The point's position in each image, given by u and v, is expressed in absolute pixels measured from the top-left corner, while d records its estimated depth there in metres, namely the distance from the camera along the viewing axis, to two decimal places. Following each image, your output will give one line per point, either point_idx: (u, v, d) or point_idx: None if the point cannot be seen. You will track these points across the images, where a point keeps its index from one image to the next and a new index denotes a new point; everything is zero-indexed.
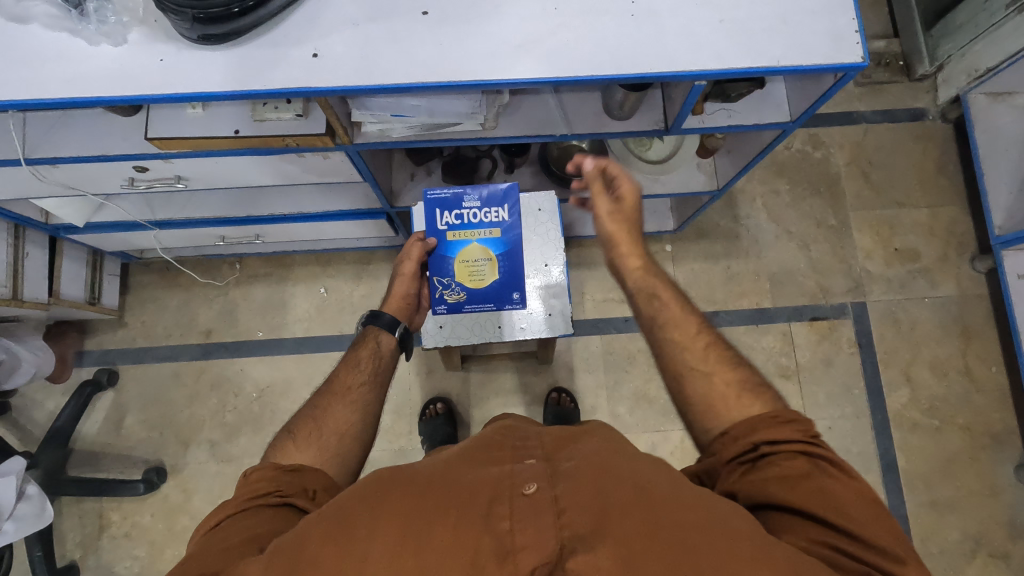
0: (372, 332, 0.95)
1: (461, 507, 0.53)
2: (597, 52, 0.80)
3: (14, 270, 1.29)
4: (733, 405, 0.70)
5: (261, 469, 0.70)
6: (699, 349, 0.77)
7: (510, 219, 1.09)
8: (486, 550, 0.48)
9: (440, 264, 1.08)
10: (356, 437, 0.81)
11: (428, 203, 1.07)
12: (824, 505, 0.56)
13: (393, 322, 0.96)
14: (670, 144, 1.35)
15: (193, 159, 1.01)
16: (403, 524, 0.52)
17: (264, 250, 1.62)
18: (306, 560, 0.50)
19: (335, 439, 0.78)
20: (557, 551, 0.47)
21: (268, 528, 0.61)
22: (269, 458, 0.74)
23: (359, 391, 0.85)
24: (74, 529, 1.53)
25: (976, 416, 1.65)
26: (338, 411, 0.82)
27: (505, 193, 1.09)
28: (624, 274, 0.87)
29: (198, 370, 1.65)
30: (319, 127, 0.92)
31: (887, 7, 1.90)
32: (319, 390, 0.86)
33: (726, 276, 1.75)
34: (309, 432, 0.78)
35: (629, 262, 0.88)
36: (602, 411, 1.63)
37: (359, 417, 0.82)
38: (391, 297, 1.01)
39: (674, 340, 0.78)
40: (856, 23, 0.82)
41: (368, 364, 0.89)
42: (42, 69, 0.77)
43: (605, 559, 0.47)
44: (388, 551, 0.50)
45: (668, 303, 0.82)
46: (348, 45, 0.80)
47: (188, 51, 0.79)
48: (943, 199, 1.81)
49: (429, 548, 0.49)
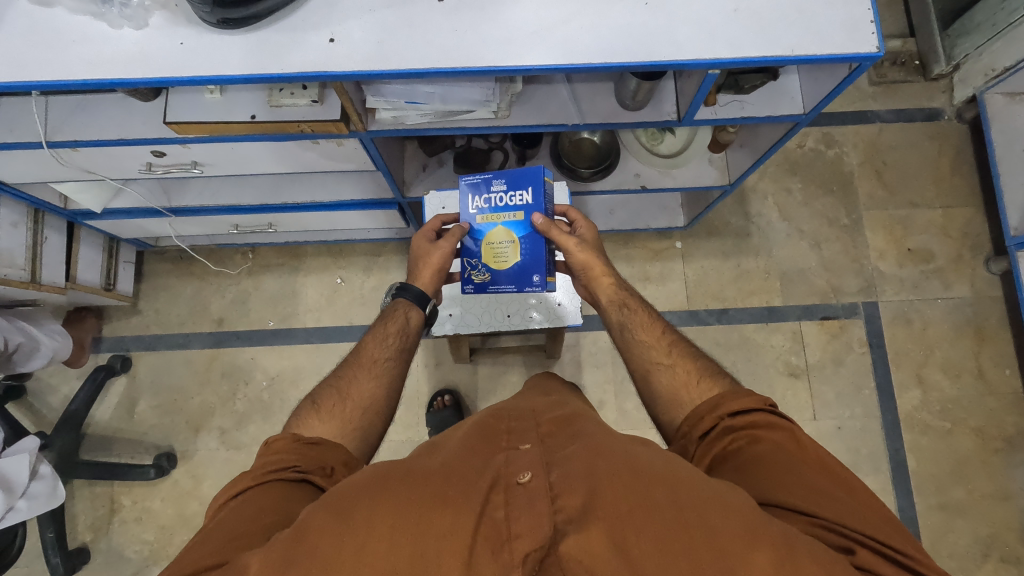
0: (402, 305, 0.97)
1: (458, 496, 0.52)
2: (612, 41, 0.81)
3: (34, 254, 1.31)
4: (693, 391, 0.79)
5: (282, 439, 0.71)
6: (663, 348, 0.87)
7: (535, 201, 1.01)
8: (482, 542, 0.48)
9: (472, 246, 1.07)
10: (377, 411, 0.83)
11: (462, 189, 1.05)
12: (824, 497, 0.56)
13: (421, 297, 0.99)
14: (682, 138, 1.33)
15: (211, 144, 1.02)
16: (401, 509, 0.51)
17: (277, 240, 1.64)
18: (305, 547, 0.49)
19: (357, 413, 0.81)
20: (550, 537, 0.48)
21: (287, 502, 0.62)
22: (293, 428, 0.77)
23: (384, 365, 0.87)
24: (86, 512, 1.55)
25: (989, 419, 1.63)
26: (363, 383, 0.84)
27: (530, 173, 1.01)
28: (600, 295, 0.98)
29: (210, 358, 1.67)
30: (335, 113, 0.93)
31: (903, 6, 1.89)
32: (344, 363, 0.89)
33: (736, 273, 1.75)
34: (334, 404, 0.81)
35: (601, 283, 0.98)
36: (610, 407, 1.63)
37: (382, 391, 0.85)
38: (423, 270, 1.01)
39: (642, 340, 0.89)
40: (872, 13, 0.82)
41: (396, 339, 0.91)
42: (65, 52, 0.78)
43: (598, 544, 0.47)
44: (386, 536, 0.48)
45: (636, 310, 0.93)
46: (365, 31, 0.80)
47: (208, 35, 0.80)
48: (957, 200, 1.79)
49: (428, 534, 0.48)
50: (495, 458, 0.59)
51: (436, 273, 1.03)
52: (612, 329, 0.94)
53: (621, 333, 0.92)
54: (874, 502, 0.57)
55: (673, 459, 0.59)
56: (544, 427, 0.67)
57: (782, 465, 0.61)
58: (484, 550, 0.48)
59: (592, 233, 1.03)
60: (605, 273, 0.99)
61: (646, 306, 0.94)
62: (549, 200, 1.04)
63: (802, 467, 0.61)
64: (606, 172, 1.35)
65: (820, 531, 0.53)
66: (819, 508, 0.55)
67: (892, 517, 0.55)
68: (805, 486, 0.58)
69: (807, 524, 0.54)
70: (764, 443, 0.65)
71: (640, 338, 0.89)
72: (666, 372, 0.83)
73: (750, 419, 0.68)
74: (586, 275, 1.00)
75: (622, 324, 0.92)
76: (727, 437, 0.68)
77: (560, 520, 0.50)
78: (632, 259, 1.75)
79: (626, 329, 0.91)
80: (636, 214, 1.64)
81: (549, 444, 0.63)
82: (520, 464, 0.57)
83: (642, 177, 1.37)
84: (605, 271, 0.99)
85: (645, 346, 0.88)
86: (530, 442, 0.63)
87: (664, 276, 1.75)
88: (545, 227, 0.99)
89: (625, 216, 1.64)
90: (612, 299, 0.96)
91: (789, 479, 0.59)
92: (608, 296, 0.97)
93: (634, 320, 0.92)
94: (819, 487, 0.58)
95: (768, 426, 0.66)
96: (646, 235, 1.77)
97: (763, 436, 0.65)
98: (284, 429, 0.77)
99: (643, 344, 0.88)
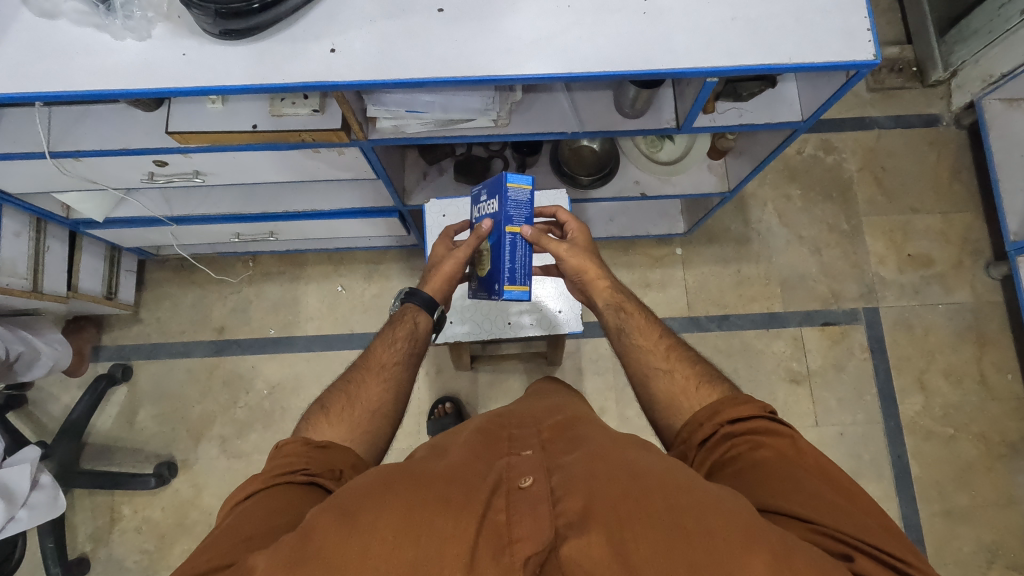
0: (410, 310, 0.96)
1: (460, 500, 0.52)
2: (610, 49, 0.81)
3: (36, 264, 1.31)
4: (692, 396, 0.79)
5: (292, 443, 0.71)
6: (662, 352, 0.87)
7: (497, 208, 0.98)
8: (484, 545, 0.48)
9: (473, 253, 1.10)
10: (385, 415, 0.83)
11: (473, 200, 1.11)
12: (822, 503, 0.56)
13: (430, 301, 0.97)
14: (681, 146, 1.34)
15: (212, 154, 1.03)
16: (404, 513, 0.51)
17: (278, 248, 1.64)
18: (309, 549, 0.48)
19: (366, 418, 0.81)
20: (552, 540, 0.48)
21: (297, 504, 0.62)
22: (303, 431, 0.77)
23: (392, 370, 0.87)
24: (86, 522, 1.54)
25: (992, 424, 1.62)
26: (371, 388, 0.84)
27: (497, 182, 0.99)
28: (595, 298, 0.98)
29: (211, 366, 1.67)
30: (336, 122, 0.94)
31: (899, 14, 1.91)
32: (353, 367, 0.89)
33: (737, 280, 1.75)
34: (342, 408, 0.81)
35: (598, 286, 0.98)
36: (611, 413, 1.63)
37: (390, 396, 0.85)
38: (434, 278, 1.00)
39: (640, 345, 0.89)
40: (868, 21, 0.83)
41: (404, 344, 0.91)
42: (69, 63, 0.79)
43: (598, 548, 0.47)
44: (389, 540, 0.48)
45: (633, 314, 0.93)
46: (365, 41, 0.81)
47: (210, 46, 0.81)
48: (957, 206, 1.80)
49: (429, 538, 0.48)
50: (497, 463, 0.59)
51: (447, 282, 1.01)
52: (609, 333, 0.94)
53: (619, 336, 0.92)
54: (874, 509, 0.57)
55: (674, 464, 0.58)
56: (547, 432, 0.67)
57: (782, 472, 0.61)
58: (486, 553, 0.47)
59: (580, 231, 1.02)
60: (601, 277, 0.98)
61: (642, 310, 0.94)
62: (519, 205, 0.98)
63: (801, 473, 0.61)
64: (606, 179, 1.35)
65: (819, 538, 0.53)
66: (819, 515, 0.55)
67: (892, 525, 0.55)
68: (805, 493, 0.58)
69: (807, 532, 0.54)
70: (765, 449, 0.65)
71: (639, 342, 0.89)
72: (665, 377, 0.83)
73: (750, 424, 0.68)
74: (580, 280, 0.99)
75: (619, 328, 0.92)
76: (728, 445, 0.68)
77: (561, 524, 0.50)
78: (633, 265, 1.76)
79: (623, 334, 0.91)
80: (636, 220, 1.65)
81: (551, 449, 0.62)
82: (522, 468, 0.57)
83: (641, 185, 1.37)
84: (601, 275, 0.98)
85: (644, 351, 0.88)
86: (531, 447, 0.63)
87: (665, 282, 1.75)
88: (533, 237, 0.97)
89: (625, 223, 1.64)
90: (609, 304, 0.96)
91: (788, 485, 0.59)
92: (607, 300, 0.96)
93: (634, 326, 0.92)
94: (818, 492, 0.58)
95: (769, 432, 0.66)
96: (646, 242, 1.77)
97: (764, 441, 0.65)
98: (293, 433, 0.77)
99: (643, 349, 0.88)
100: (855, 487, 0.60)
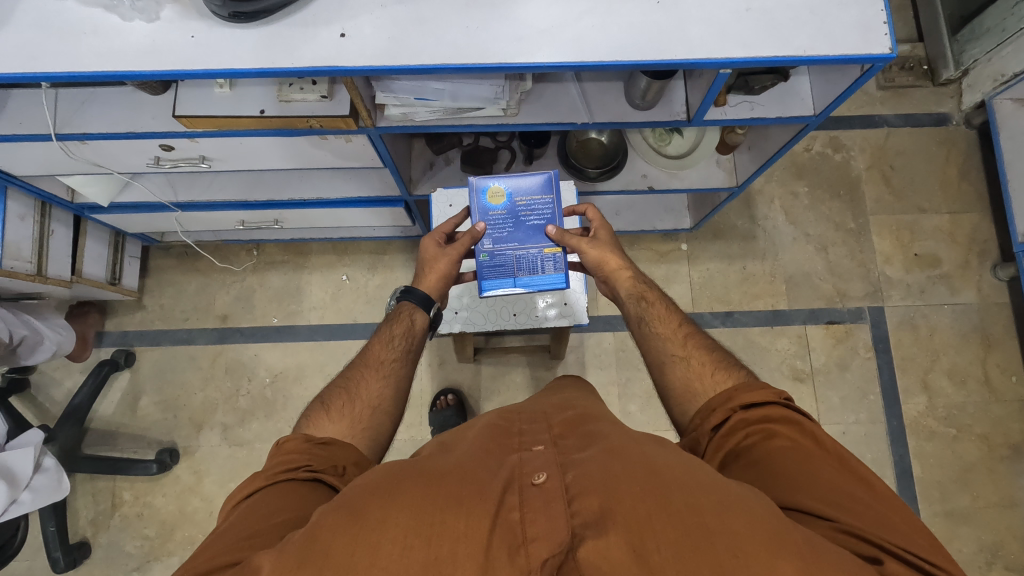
0: (406, 308, 0.96)
1: (473, 499, 0.51)
2: (624, 39, 0.80)
3: (41, 247, 1.30)
4: (707, 382, 0.79)
5: (293, 440, 0.70)
6: (680, 339, 0.87)
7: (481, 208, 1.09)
8: (500, 549, 0.47)
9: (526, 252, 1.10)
10: (386, 411, 0.83)
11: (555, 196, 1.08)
12: (845, 502, 0.55)
13: (427, 299, 0.97)
14: (690, 140, 1.34)
15: (218, 138, 1.02)
16: (416, 514, 0.49)
17: (283, 237, 1.64)
18: (319, 552, 0.47)
19: (367, 413, 0.80)
20: (568, 541, 0.47)
21: (301, 502, 0.61)
22: (303, 428, 0.77)
23: (391, 366, 0.87)
24: (87, 507, 1.55)
25: (994, 426, 1.62)
26: (371, 384, 0.84)
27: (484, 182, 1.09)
28: (617, 289, 0.98)
29: (214, 354, 1.67)
30: (344, 108, 0.93)
31: (912, 11, 1.90)
32: (352, 363, 0.88)
33: (741, 276, 1.74)
34: (342, 405, 0.80)
35: (621, 276, 0.98)
36: (613, 407, 1.62)
37: (390, 392, 0.84)
38: (431, 271, 1.00)
39: (659, 333, 0.88)
40: (885, 15, 0.82)
41: (401, 341, 0.91)
42: (76, 43, 0.78)
43: (617, 550, 0.46)
44: (401, 541, 0.47)
45: (654, 303, 0.92)
46: (377, 26, 0.80)
47: (218, 28, 0.80)
48: (965, 206, 1.79)
49: (443, 540, 0.47)
50: (509, 459, 0.58)
51: (443, 279, 1.01)
52: (629, 322, 0.93)
53: (638, 325, 0.91)
54: (892, 497, 0.56)
55: (688, 460, 0.58)
56: (557, 429, 0.66)
57: (802, 466, 0.60)
58: (502, 554, 0.47)
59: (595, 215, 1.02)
60: (623, 268, 0.98)
61: (663, 297, 0.93)
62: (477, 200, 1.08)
63: (821, 466, 0.60)
64: (614, 173, 1.35)
65: (842, 538, 0.52)
66: (843, 514, 0.54)
67: (915, 520, 0.54)
68: (823, 487, 0.57)
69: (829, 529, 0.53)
70: (780, 439, 0.64)
71: (660, 328, 0.89)
72: (681, 364, 0.83)
73: (763, 412, 0.68)
74: (603, 271, 1.00)
75: (639, 317, 0.91)
76: (746, 430, 0.67)
77: (578, 524, 0.49)
78: (637, 260, 1.75)
79: (642, 321, 0.91)
80: (643, 215, 1.64)
81: (564, 445, 0.62)
82: (535, 465, 0.57)
83: (649, 178, 1.37)
84: (624, 268, 0.98)
85: (662, 336, 0.88)
86: (543, 443, 0.62)
87: (669, 278, 1.74)
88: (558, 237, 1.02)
89: (632, 217, 1.63)
90: (632, 294, 0.95)
91: (807, 480, 0.58)
92: (629, 290, 0.96)
93: (654, 314, 0.91)
94: (839, 487, 0.57)
95: (781, 420, 0.66)
96: (650, 237, 1.77)
97: (778, 430, 0.65)
98: (293, 430, 0.76)
99: (662, 334, 0.88)
100: (875, 482, 0.58)
